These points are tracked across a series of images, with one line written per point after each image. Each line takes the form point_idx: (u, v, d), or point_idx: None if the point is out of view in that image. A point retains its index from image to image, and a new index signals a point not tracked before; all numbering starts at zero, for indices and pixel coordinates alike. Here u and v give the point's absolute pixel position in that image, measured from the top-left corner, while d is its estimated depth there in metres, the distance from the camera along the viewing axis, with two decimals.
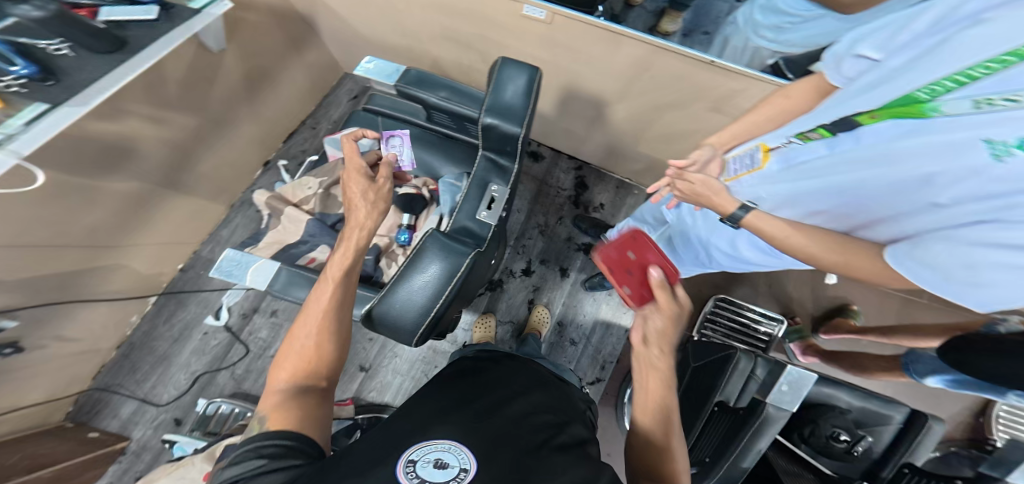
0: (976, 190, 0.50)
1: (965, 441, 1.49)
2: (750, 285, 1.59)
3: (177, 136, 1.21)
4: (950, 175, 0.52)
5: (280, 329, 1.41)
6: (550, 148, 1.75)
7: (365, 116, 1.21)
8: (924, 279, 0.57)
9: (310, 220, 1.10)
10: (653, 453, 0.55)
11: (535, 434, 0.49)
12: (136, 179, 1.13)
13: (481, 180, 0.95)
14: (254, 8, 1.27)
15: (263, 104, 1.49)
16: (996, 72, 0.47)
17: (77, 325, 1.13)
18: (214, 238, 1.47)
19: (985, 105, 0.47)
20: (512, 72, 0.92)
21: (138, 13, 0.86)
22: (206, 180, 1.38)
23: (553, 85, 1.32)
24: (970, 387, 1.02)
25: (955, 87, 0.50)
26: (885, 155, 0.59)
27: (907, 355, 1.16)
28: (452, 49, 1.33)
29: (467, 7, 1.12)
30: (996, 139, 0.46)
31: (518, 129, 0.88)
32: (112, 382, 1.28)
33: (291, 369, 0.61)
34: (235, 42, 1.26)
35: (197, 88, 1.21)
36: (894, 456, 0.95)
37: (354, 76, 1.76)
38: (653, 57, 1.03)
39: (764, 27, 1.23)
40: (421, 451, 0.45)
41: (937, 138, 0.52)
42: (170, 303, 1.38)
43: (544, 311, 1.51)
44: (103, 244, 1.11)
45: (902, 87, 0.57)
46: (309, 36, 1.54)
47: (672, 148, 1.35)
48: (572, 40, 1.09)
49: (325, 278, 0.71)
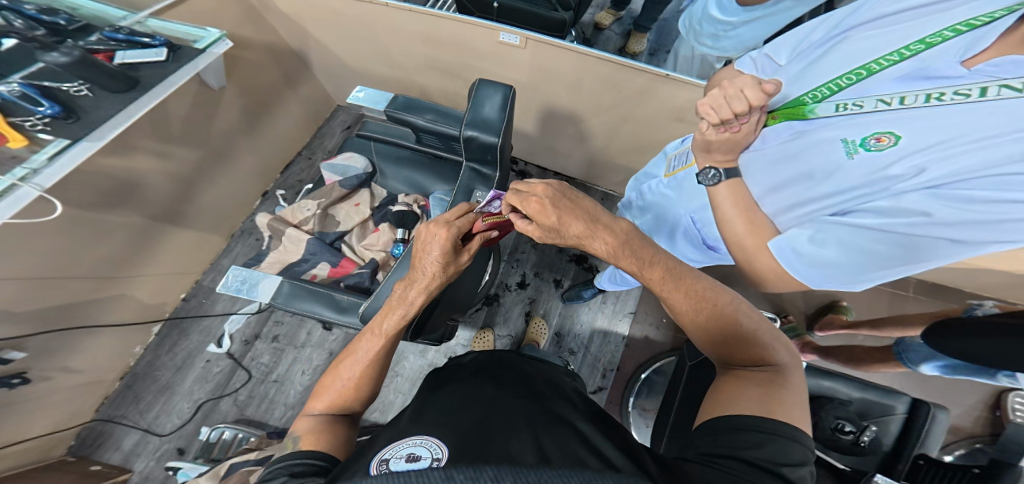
0: (839, 181, 0.62)
1: (987, 436, 1.45)
2: (741, 287, 1.61)
3: (179, 170, 1.26)
4: (822, 170, 0.63)
5: (282, 354, 1.43)
6: (537, 166, 1.77)
7: (359, 141, 1.25)
8: (783, 259, 0.65)
9: (310, 239, 1.11)
10: (727, 381, 0.56)
11: (515, 416, 0.55)
12: (138, 213, 1.18)
13: (465, 188, 0.99)
14: (250, 47, 1.33)
15: (262, 137, 1.53)
16: (856, 82, 0.61)
17: (84, 356, 1.16)
18: (216, 267, 1.50)
19: (849, 106, 0.61)
20: (488, 91, 0.96)
21: (150, 56, 0.89)
22: (208, 210, 1.41)
23: (533, 105, 1.37)
24: (964, 371, 1.04)
25: (830, 94, 0.64)
26: (784, 152, 0.68)
27: (897, 345, 1.20)
28: (437, 78, 1.39)
29: (444, 36, 1.18)
30: (850, 139, 0.60)
31: (495, 140, 0.92)
32: (115, 413, 1.30)
33: (329, 400, 0.66)
34: (234, 81, 1.33)
35: (199, 122, 1.27)
36: (907, 448, 0.94)
37: (348, 107, 1.82)
38: (620, 70, 1.08)
39: (704, 35, 1.32)
40: (393, 450, 0.51)
41: (819, 135, 0.64)
42: (174, 332, 1.40)
43: (541, 322, 1.52)
44: (108, 276, 1.15)
45: (791, 93, 0.70)
46: (303, 72, 1.59)
47: (646, 157, 1.39)
48: (547, 62, 1.15)
49: (375, 331, 0.69)
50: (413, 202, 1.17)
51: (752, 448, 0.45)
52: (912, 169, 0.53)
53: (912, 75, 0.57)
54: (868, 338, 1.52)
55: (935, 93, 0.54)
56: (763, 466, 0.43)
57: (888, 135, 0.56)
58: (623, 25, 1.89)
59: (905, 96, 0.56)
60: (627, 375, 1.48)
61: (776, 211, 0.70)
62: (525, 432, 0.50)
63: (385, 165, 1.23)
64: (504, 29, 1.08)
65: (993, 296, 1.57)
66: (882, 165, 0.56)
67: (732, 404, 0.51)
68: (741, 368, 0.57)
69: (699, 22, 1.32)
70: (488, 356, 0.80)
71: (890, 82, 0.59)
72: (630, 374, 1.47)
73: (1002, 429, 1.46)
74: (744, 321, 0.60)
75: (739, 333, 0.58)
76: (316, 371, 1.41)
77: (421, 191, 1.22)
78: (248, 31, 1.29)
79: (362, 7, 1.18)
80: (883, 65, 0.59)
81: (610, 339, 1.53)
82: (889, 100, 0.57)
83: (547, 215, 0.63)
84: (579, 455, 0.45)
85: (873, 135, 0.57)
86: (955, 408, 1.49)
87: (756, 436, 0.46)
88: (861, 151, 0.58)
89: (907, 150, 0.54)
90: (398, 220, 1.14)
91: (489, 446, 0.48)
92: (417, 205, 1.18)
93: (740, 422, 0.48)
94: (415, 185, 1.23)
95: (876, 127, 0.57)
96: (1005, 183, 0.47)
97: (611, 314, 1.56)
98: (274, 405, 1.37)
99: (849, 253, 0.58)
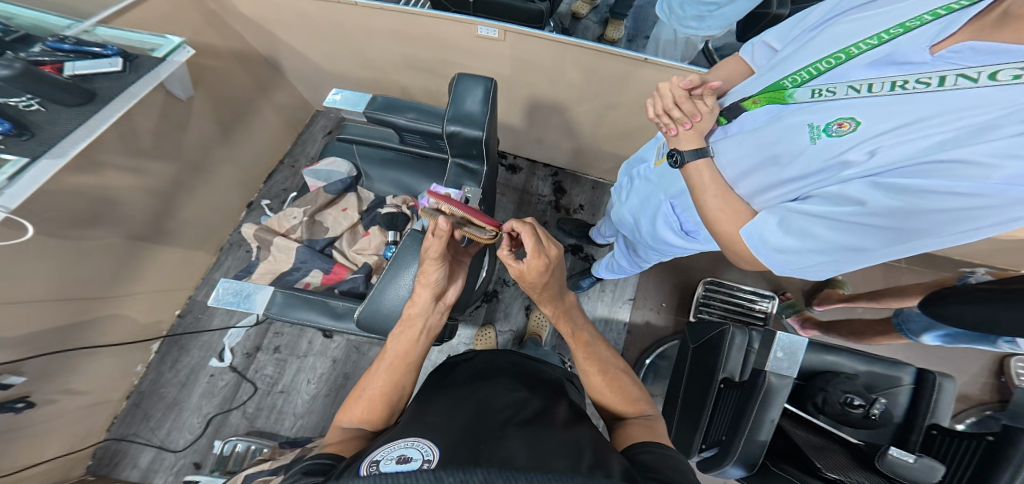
0: (801, 168, 0.60)
1: (996, 402, 1.44)
2: (738, 267, 1.60)
3: (156, 185, 1.24)
4: (788, 157, 0.62)
5: (285, 364, 1.44)
6: (526, 159, 1.76)
7: (341, 144, 1.24)
8: (750, 243, 0.64)
9: (299, 247, 1.11)
10: (622, 428, 0.65)
11: (502, 417, 0.56)
12: (118, 231, 1.16)
13: (454, 184, 1.00)
14: (217, 54, 1.31)
15: (237, 147, 1.52)
16: (835, 67, 0.59)
17: (86, 378, 1.17)
18: (207, 282, 1.51)
19: (822, 93, 0.58)
20: (469, 84, 0.94)
21: (104, 66, 0.91)
22: (191, 224, 1.40)
23: (517, 98, 1.36)
24: (964, 340, 1.04)
25: (808, 78, 0.61)
26: (754, 137, 0.68)
27: (896, 316, 1.20)
28: (418, 76, 1.38)
29: (419, 33, 1.17)
30: (816, 124, 0.58)
31: (480, 133, 0.92)
32: (127, 431, 1.32)
33: (356, 411, 0.67)
34: (202, 90, 1.31)
35: (169, 136, 1.25)
36: (918, 418, 0.93)
37: (326, 112, 1.82)
38: (593, 55, 1.06)
39: (687, 18, 1.28)
40: (385, 451, 0.51)
41: (789, 120, 0.62)
42: (173, 349, 1.42)
43: (542, 315, 1.52)
44: (99, 296, 1.15)
45: (774, 79, 0.67)
46: (275, 77, 1.58)
47: (633, 143, 1.37)
48: (524, 53, 1.13)
49: (386, 353, 0.72)
50: (402, 204, 1.17)
51: (664, 458, 0.54)
52: (864, 155, 0.52)
53: (885, 59, 0.54)
54: (867, 310, 1.52)
55: (901, 80, 0.51)
56: (678, 471, 0.52)
57: (849, 121, 0.54)
58: (600, 12, 1.86)
59: (872, 82, 0.53)
60: (631, 363, 1.48)
61: (749, 193, 0.71)
62: (511, 436, 0.52)
63: (370, 168, 1.23)
64: (482, 22, 1.06)
65: (984, 263, 1.56)
66: (838, 151, 0.54)
67: (631, 439, 0.60)
68: (625, 418, 0.67)
69: (679, 4, 1.27)
70: (485, 355, 0.82)
71: (862, 68, 0.56)
72: (633, 362, 1.47)
73: (1010, 394, 1.45)
74: (625, 379, 0.71)
75: (624, 385, 0.70)
76: (322, 379, 1.42)
77: (410, 192, 1.23)
78: (211, 37, 1.27)
79: (331, 8, 1.16)
80: (861, 50, 0.56)
81: (612, 326, 1.52)
82: (858, 87, 0.54)
83: (540, 278, 0.65)
84: (570, 459, 0.48)
85: (835, 121, 0.55)
86: (962, 376, 1.48)
87: (660, 454, 0.55)
88: (822, 137, 0.57)
89: (864, 137, 0.52)
90: (388, 222, 1.14)
91: (482, 447, 0.49)
92: (406, 206, 1.18)
93: (648, 444, 0.57)
94: (404, 187, 1.23)
95: (841, 113, 0.55)
96: (941, 171, 0.45)
97: (610, 303, 1.55)
98: (283, 415, 1.38)
99: (808, 242, 0.57)
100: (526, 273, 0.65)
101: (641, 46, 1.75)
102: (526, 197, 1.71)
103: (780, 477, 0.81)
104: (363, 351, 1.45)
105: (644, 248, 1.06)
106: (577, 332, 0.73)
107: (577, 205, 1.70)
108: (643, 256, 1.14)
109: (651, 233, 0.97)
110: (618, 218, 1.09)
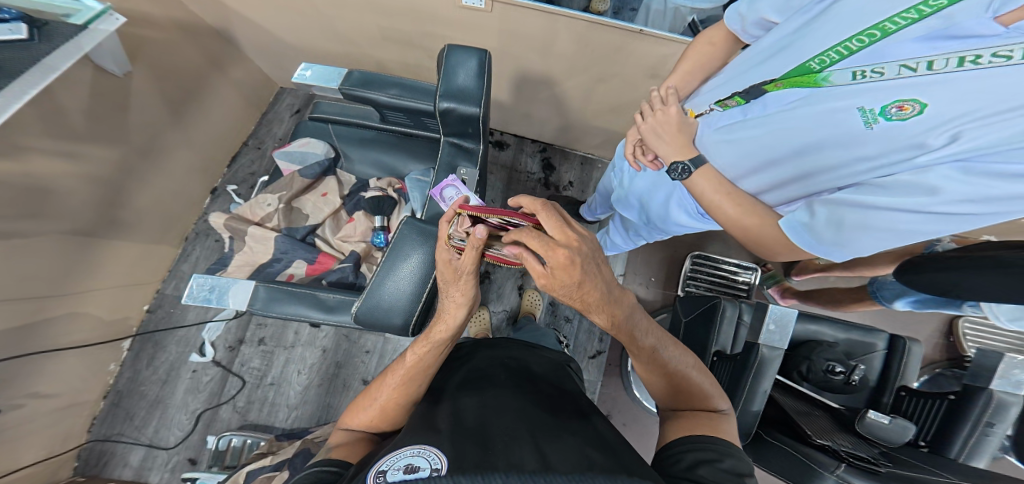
0: (858, 154, 0.57)
1: (947, 361, 1.50)
2: (722, 239, 1.60)
3: (101, 172, 1.13)
4: (839, 141, 0.59)
5: (273, 356, 1.40)
6: (513, 135, 1.71)
7: (315, 126, 1.18)
8: (802, 242, 0.62)
9: (277, 236, 1.05)
10: (675, 420, 0.62)
11: (514, 427, 0.54)
12: (66, 220, 1.07)
13: (448, 165, 0.96)
14: (155, 24, 1.18)
15: (191, 128, 1.41)
16: (870, 44, 0.55)
17: (53, 380, 1.10)
18: (176, 274, 1.45)
19: (867, 74, 0.55)
20: (461, 56, 0.89)
21: (5, 33, 0.84)
22: (148, 213, 1.31)
23: (504, 70, 1.29)
24: (931, 305, 1.08)
25: (838, 59, 0.57)
26: (790, 122, 0.64)
27: (872, 284, 1.22)
28: (395, 49, 1.30)
29: (395, 3, 1.08)
30: (867, 107, 0.55)
31: (477, 110, 0.88)
32: (111, 431, 1.29)
33: (361, 417, 0.69)
34: (142, 63, 1.18)
35: (106, 116, 1.12)
36: (889, 382, 0.95)
37: (294, 90, 1.74)
38: (577, 25, 1.00)
39: None
40: (391, 461, 0.51)
41: (827, 107, 0.59)
42: (148, 346, 1.37)
43: (535, 294, 1.51)
44: (53, 293, 1.06)
45: (796, 59, 0.63)
46: (228, 52, 1.47)
47: (622, 117, 1.34)
48: (509, 23, 1.06)
49: (399, 363, 0.70)
50: (387, 186, 1.14)
51: (716, 461, 0.51)
52: (944, 140, 0.48)
53: (937, 33, 0.50)
54: (840, 278, 1.56)
55: (970, 55, 0.47)
56: (728, 474, 0.50)
57: (911, 103, 0.51)
58: None
59: (933, 59, 0.50)
60: None
61: (775, 182, 0.72)
62: (523, 443, 0.50)
63: (349, 149, 1.18)
64: None
65: None
66: (906, 136, 0.51)
67: (680, 433, 0.59)
68: (680, 409, 0.64)
69: None
70: (485, 356, 0.79)
71: (908, 43, 0.52)
72: None
73: (961, 352, 1.51)
74: (692, 375, 0.66)
75: (693, 383, 0.65)
76: (313, 369, 1.39)
77: (395, 174, 1.19)
78: (146, 5, 1.14)
79: None
80: (900, 25, 0.52)
81: None
82: (913, 66, 0.51)
83: (570, 275, 0.54)
84: (581, 458, 0.48)
85: (893, 104, 0.52)
86: (924, 339, 1.54)
87: (713, 453, 0.53)
88: (880, 121, 0.54)
89: (933, 120, 0.49)
90: (374, 207, 1.10)
91: (491, 452, 0.49)
92: (392, 189, 1.14)
93: (699, 441, 0.55)
94: (388, 168, 1.18)
95: (899, 94, 0.52)
96: None
97: None
98: (276, 407, 1.36)
99: (873, 234, 0.54)
100: (552, 280, 0.55)
101: (631, 19, 1.41)
102: (515, 175, 1.67)
103: (775, 445, 0.81)
104: (352, 339, 1.42)
105: (648, 227, 1.05)
106: (640, 343, 0.66)
107: (566, 182, 1.67)
108: (642, 235, 1.15)
109: (660, 213, 0.95)
110: (616, 199, 1.07)
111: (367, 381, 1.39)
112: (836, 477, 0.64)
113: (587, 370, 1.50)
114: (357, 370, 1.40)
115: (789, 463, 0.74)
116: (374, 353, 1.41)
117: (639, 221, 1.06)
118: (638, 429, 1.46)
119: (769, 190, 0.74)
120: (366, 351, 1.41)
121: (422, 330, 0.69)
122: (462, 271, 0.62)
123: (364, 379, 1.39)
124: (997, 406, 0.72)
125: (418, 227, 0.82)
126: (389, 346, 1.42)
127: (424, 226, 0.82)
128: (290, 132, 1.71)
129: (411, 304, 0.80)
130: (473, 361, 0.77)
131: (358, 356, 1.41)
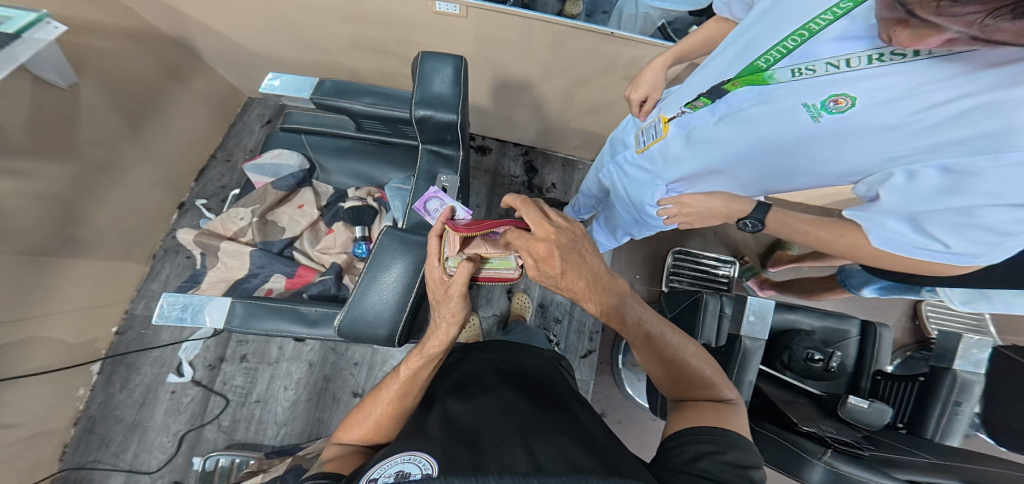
0: (811, 143, 0.62)
1: (915, 343, 1.55)
2: (701, 235, 1.64)
3: (51, 189, 1.10)
4: (790, 135, 0.63)
5: (256, 373, 1.38)
6: (495, 139, 1.72)
7: (288, 136, 1.17)
8: (898, 249, 0.58)
9: (253, 251, 1.03)
10: (679, 412, 0.63)
11: (504, 430, 0.54)
12: (16, 241, 1.03)
13: (428, 173, 0.96)
14: (103, 34, 1.16)
15: (153, 140, 1.38)
16: (802, 44, 0.58)
17: (15, 409, 1.06)
18: (145, 294, 1.43)
19: (802, 71, 0.57)
20: (435, 64, 0.89)
21: None
22: (108, 232, 1.27)
23: (482, 76, 1.30)
24: (895, 291, 1.11)
25: (779, 58, 0.61)
26: (743, 119, 0.67)
27: (843, 273, 1.24)
28: (370, 57, 1.30)
29: (364, 11, 1.08)
30: (810, 103, 0.58)
31: (453, 116, 0.88)
32: (86, 459, 1.25)
33: (357, 432, 0.67)
34: (88, 75, 1.15)
35: (52, 129, 1.09)
36: (866, 367, 0.98)
37: (262, 100, 1.72)
38: (549, 28, 1.01)
39: None
40: (381, 469, 0.50)
41: (776, 103, 0.61)
42: (120, 369, 1.33)
43: (524, 297, 1.51)
44: (9, 319, 1.02)
45: (745, 62, 0.66)
46: (188, 63, 1.45)
47: (599, 118, 1.36)
48: (482, 28, 1.07)
49: (394, 377, 0.69)
50: (366, 196, 1.13)
51: (717, 453, 0.52)
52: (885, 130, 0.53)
53: (851, 32, 0.54)
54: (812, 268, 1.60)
55: (876, 53, 0.52)
56: (732, 467, 0.51)
57: (843, 97, 0.55)
58: None
59: (849, 57, 0.53)
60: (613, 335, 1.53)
61: (750, 175, 0.76)
62: (513, 446, 0.50)
63: (325, 160, 1.17)
64: None
65: None
66: (850, 126, 0.56)
67: (686, 423, 0.59)
68: (684, 399, 0.64)
69: None
70: (478, 361, 0.78)
71: (830, 42, 0.56)
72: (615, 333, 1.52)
73: (925, 334, 1.56)
74: (678, 367, 0.67)
75: (683, 373, 0.66)
76: (300, 384, 1.37)
77: (374, 183, 1.19)
78: (91, 12, 1.12)
79: None
80: (822, 25, 0.56)
81: None
82: (836, 63, 0.54)
83: (554, 267, 0.57)
84: (568, 458, 0.48)
85: (830, 98, 0.56)
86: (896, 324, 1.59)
87: (716, 445, 0.53)
88: (824, 115, 0.57)
89: (865, 112, 0.53)
90: (353, 217, 1.09)
91: (483, 456, 0.49)
92: (371, 198, 1.14)
93: (703, 433, 0.55)
94: (366, 177, 1.18)
95: (832, 90, 0.55)
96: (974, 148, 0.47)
97: None
98: (264, 425, 1.33)
99: (967, 233, 0.50)
100: (540, 273, 0.59)
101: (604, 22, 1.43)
102: (499, 179, 1.67)
103: (765, 436, 0.79)
104: (339, 351, 1.40)
105: (638, 225, 1.06)
106: (634, 331, 0.66)
107: (549, 184, 1.69)
108: (630, 234, 1.16)
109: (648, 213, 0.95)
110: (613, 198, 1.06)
111: (358, 393, 1.37)
112: (824, 463, 0.64)
113: (578, 370, 1.50)
114: (346, 383, 1.38)
115: (777, 451, 0.74)
116: (363, 364, 1.40)
117: (631, 221, 1.06)
118: (632, 425, 1.47)
119: (751, 180, 0.77)
120: (355, 363, 1.40)
121: (415, 342, 0.68)
122: (451, 293, 0.62)
123: (354, 392, 1.37)
124: (962, 386, 0.76)
125: (400, 237, 0.81)
126: (377, 357, 1.40)
127: (407, 236, 0.81)
128: (261, 143, 1.69)
129: (395, 313, 0.79)
130: (464, 368, 0.77)
131: (347, 368, 1.40)
